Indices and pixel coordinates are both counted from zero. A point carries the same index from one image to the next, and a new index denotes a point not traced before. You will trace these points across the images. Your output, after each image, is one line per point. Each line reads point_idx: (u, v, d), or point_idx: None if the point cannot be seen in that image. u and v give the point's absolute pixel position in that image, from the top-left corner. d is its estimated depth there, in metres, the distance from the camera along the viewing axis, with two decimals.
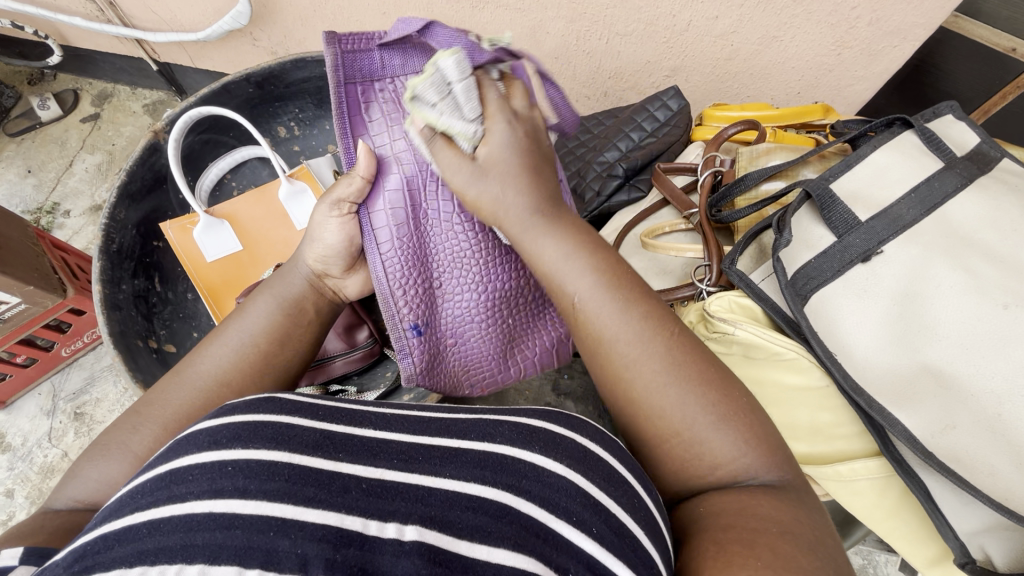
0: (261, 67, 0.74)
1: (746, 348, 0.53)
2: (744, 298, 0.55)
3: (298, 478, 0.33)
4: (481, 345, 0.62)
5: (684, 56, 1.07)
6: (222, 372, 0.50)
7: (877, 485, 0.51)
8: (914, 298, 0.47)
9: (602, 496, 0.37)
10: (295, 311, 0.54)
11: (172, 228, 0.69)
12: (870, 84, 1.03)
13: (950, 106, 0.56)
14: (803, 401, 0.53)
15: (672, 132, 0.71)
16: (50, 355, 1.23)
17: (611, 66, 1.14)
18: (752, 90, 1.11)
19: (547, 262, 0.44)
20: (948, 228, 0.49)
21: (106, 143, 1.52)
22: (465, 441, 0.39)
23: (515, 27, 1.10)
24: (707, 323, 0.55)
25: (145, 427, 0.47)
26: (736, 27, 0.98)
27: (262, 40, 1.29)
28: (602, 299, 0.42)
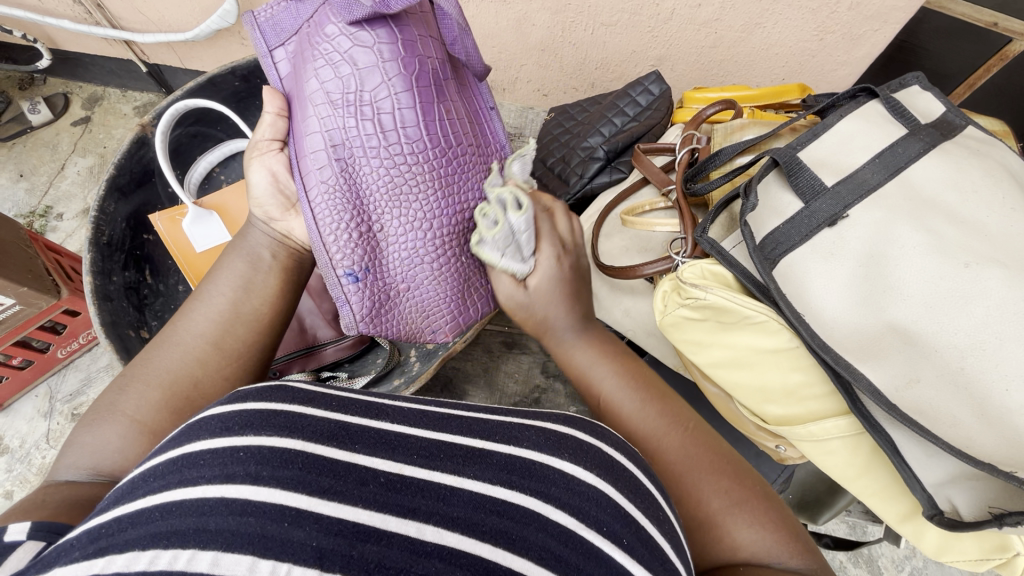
0: (247, 60, 0.75)
1: (718, 313, 0.54)
2: (716, 265, 0.55)
3: (313, 468, 0.32)
4: (437, 286, 0.58)
5: (670, 45, 1.08)
6: (197, 326, 0.54)
7: (850, 443, 0.52)
8: (879, 259, 0.48)
9: (632, 508, 0.38)
10: (256, 261, 0.59)
11: (161, 218, 0.70)
12: (853, 68, 1.05)
13: (916, 77, 0.58)
14: (776, 363, 0.54)
15: (654, 116, 0.72)
16: (47, 357, 1.24)
17: (597, 56, 1.15)
18: (737, 77, 1.13)
19: (581, 369, 0.56)
20: (911, 192, 0.50)
21: (98, 146, 1.53)
22: (491, 441, 0.39)
23: (501, 19, 1.11)
24: (680, 291, 0.56)
25: (132, 387, 0.50)
26: (719, 14, 0.99)
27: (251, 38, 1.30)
28: (625, 395, 0.52)
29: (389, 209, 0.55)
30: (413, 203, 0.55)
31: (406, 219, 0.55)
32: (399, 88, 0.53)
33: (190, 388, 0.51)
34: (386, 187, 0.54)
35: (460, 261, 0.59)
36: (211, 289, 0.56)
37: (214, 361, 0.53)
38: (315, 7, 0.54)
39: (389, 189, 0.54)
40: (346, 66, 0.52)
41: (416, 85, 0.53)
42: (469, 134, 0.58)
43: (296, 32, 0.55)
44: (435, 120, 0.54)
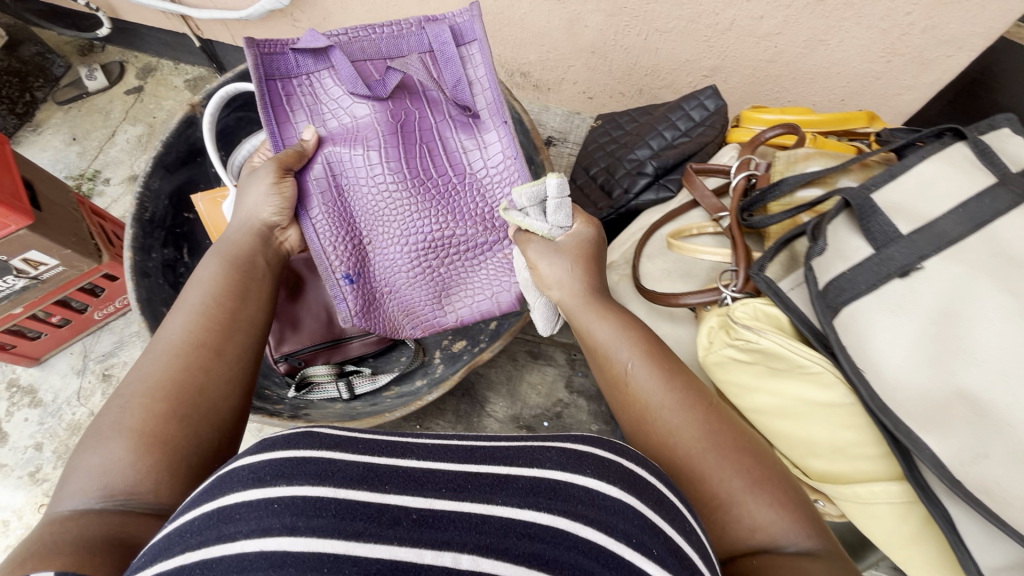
0: None
1: (770, 358, 0.53)
2: (771, 306, 0.54)
3: (346, 513, 0.33)
4: (411, 291, 0.76)
5: (725, 56, 1.05)
6: (190, 332, 0.55)
7: (898, 511, 0.51)
8: (954, 320, 0.47)
9: (659, 519, 0.37)
10: (242, 261, 0.64)
11: (203, 199, 0.73)
12: (920, 94, 1.00)
13: (1007, 118, 0.55)
14: (825, 417, 0.53)
15: (707, 133, 0.68)
16: (84, 317, 1.28)
17: (648, 63, 1.12)
18: (794, 95, 1.08)
19: (601, 341, 0.57)
20: (997, 249, 0.48)
21: (147, 116, 1.57)
22: (514, 466, 0.38)
23: (553, 19, 1.08)
24: (730, 329, 0.54)
25: (131, 404, 0.50)
26: (781, 28, 0.95)
27: (302, 21, 1.30)
28: (646, 376, 0.53)
29: (376, 227, 0.73)
30: (398, 226, 0.72)
31: (390, 238, 0.73)
32: (389, 136, 0.70)
33: (196, 394, 0.52)
34: (377, 211, 0.71)
35: (437, 272, 0.75)
36: (192, 291, 0.60)
37: (209, 362, 0.54)
38: (318, 67, 0.70)
39: (376, 213, 0.71)
40: (349, 120, 0.70)
41: (404, 135, 0.70)
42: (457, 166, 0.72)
43: (297, 80, 0.70)
44: (419, 160, 0.70)
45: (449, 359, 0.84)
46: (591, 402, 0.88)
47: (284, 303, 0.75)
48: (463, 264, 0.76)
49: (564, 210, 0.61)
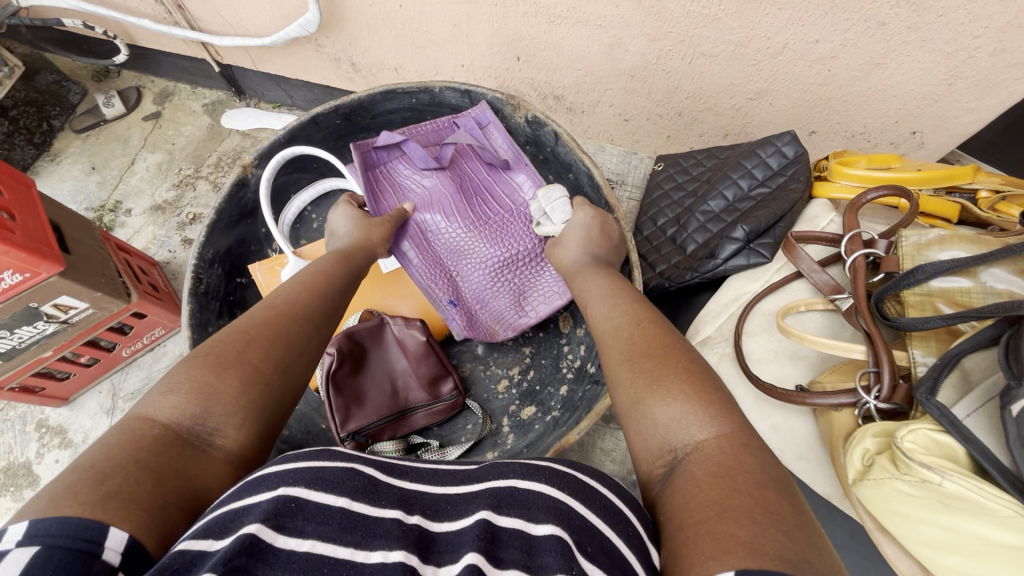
0: (349, 102, 0.85)
1: (947, 498, 0.49)
2: (943, 434, 0.52)
3: (349, 525, 0.39)
4: (498, 303, 0.85)
5: (774, 79, 1.01)
6: (294, 303, 0.63)
7: None
8: None
9: (597, 520, 0.43)
10: (349, 255, 0.74)
11: (261, 270, 0.83)
12: (981, 116, 0.95)
13: None
14: (1005, 558, 0.47)
15: (797, 187, 0.77)
16: (112, 355, 1.25)
17: (690, 86, 1.08)
18: (844, 117, 1.04)
19: (581, 295, 0.68)
20: None
21: (167, 143, 1.54)
22: (483, 482, 0.46)
23: (592, 43, 1.05)
24: (901, 463, 0.52)
25: (254, 344, 0.55)
26: (836, 52, 0.91)
27: (327, 46, 1.27)
28: (602, 313, 0.63)
29: (461, 258, 0.85)
30: (477, 253, 0.84)
31: (474, 264, 0.84)
32: (455, 189, 0.84)
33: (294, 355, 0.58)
34: (457, 248, 0.85)
35: (515, 282, 0.84)
36: (303, 273, 0.70)
37: (302, 326, 0.61)
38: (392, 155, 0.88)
39: (459, 249, 0.85)
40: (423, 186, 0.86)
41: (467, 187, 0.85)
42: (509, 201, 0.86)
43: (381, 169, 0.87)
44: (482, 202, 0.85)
45: (519, 428, 0.82)
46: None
47: (346, 376, 0.75)
48: (532, 272, 0.84)
49: (558, 207, 0.78)
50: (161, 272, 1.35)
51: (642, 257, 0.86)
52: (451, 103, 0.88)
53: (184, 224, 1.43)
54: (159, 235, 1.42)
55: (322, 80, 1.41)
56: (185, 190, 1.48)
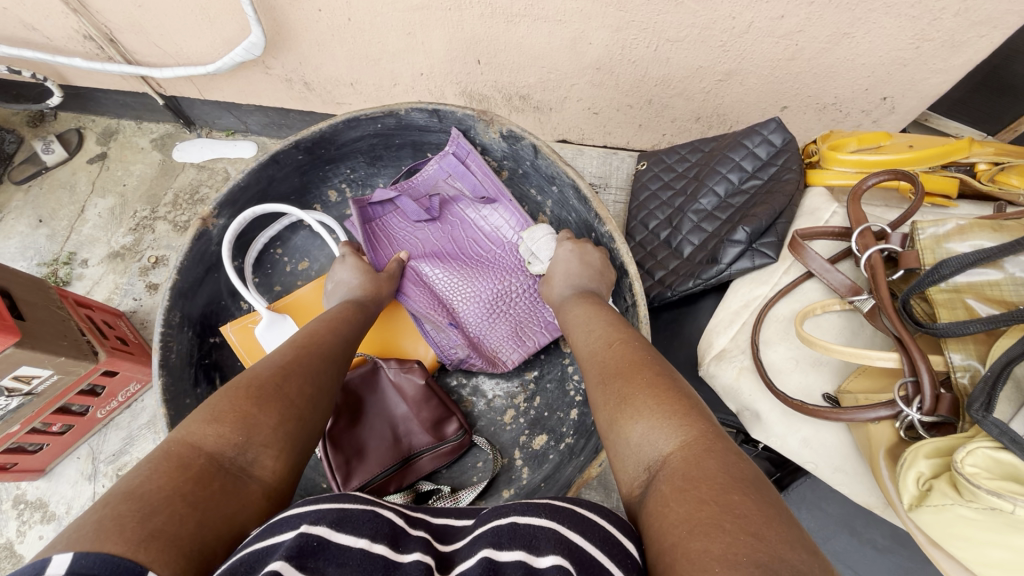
0: (310, 134, 0.81)
1: (1010, 518, 0.46)
2: (1002, 452, 0.47)
3: (369, 565, 0.37)
4: (496, 333, 0.82)
5: (742, 59, 0.99)
6: (302, 345, 0.62)
7: None
8: None
9: (598, 553, 0.39)
10: (362, 306, 0.73)
11: (234, 329, 0.78)
12: (950, 76, 0.94)
13: None
14: None
15: (791, 179, 0.75)
16: (86, 419, 1.18)
17: (659, 73, 1.05)
18: (814, 90, 1.03)
19: (564, 322, 0.68)
20: None
21: (117, 185, 1.45)
22: (483, 525, 0.43)
23: (554, 39, 1.01)
24: (960, 487, 0.48)
25: (287, 380, 0.55)
26: (802, 26, 0.89)
27: (276, 68, 1.21)
28: (580, 337, 0.63)
29: (457, 294, 0.84)
30: (472, 289, 0.83)
31: (469, 298, 0.83)
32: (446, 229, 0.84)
33: (316, 396, 0.57)
34: (453, 286, 0.84)
35: (511, 313, 0.82)
36: (321, 316, 0.70)
37: (325, 367, 0.61)
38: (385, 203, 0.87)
39: (454, 286, 0.84)
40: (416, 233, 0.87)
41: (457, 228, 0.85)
42: (498, 235, 0.85)
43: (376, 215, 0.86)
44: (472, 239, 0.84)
45: (532, 459, 0.79)
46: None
47: (344, 431, 0.72)
48: (527, 300, 0.82)
49: (543, 243, 0.78)
50: (128, 323, 1.27)
51: (640, 264, 0.84)
52: (419, 124, 0.82)
53: (146, 269, 1.36)
54: (121, 284, 1.34)
55: (275, 102, 1.34)
56: (143, 233, 1.40)
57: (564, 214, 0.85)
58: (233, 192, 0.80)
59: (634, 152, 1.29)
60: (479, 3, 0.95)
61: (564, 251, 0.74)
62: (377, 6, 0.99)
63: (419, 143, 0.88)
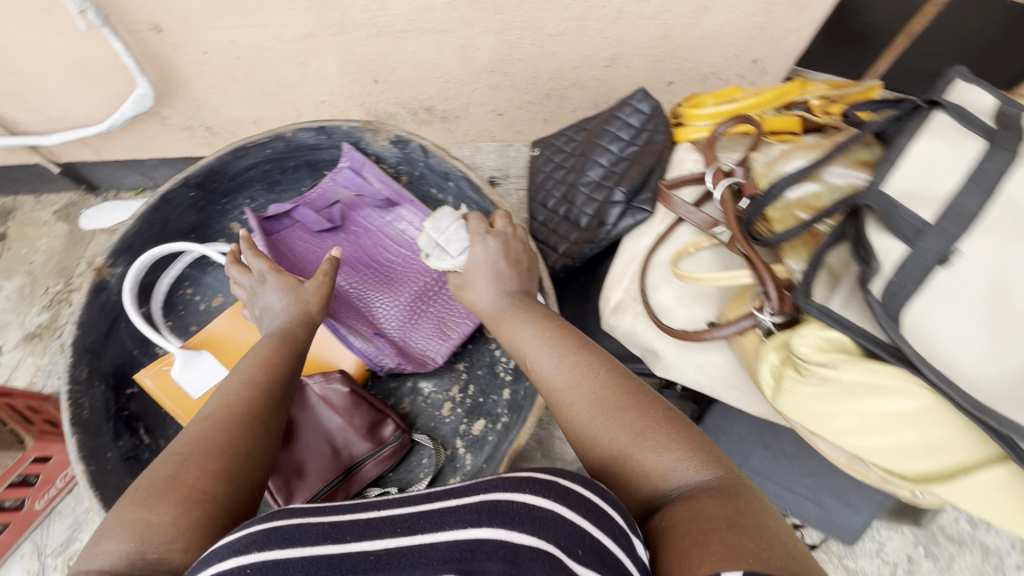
0: (197, 169, 0.82)
1: (851, 387, 0.56)
2: (828, 330, 0.58)
3: (310, 568, 0.39)
4: (421, 333, 0.84)
5: (621, 43, 1.05)
6: (220, 415, 0.57)
7: (1005, 492, 0.53)
8: (1001, 292, 0.53)
9: (582, 520, 0.43)
10: (280, 344, 0.68)
11: (149, 374, 0.80)
12: (803, 34, 1.04)
13: (963, 72, 0.64)
14: (913, 423, 0.56)
15: (656, 140, 0.82)
16: (24, 513, 1.10)
17: (550, 68, 1.11)
18: (692, 63, 1.11)
19: (515, 342, 0.65)
20: (1013, 210, 0.54)
21: (22, 264, 1.37)
22: (464, 497, 0.45)
23: (444, 50, 1.04)
24: (799, 367, 0.58)
25: (186, 460, 0.52)
26: (666, 6, 0.97)
27: (174, 117, 1.18)
28: (546, 357, 0.61)
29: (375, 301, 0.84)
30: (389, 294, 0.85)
31: (388, 302, 0.84)
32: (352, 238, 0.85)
33: (243, 458, 0.55)
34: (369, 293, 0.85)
35: (432, 311, 0.84)
36: (245, 365, 0.64)
37: (258, 429, 0.58)
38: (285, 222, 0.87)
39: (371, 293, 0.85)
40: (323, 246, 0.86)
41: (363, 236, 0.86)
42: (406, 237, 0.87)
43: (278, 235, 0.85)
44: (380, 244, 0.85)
45: (474, 444, 0.80)
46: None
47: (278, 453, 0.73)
48: (445, 295, 0.84)
49: (454, 239, 0.76)
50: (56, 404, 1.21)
51: (543, 242, 0.88)
52: (309, 144, 0.85)
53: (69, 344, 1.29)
54: (42, 365, 1.27)
55: (180, 152, 1.31)
56: (59, 309, 1.33)
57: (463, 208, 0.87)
58: (126, 241, 0.80)
59: (527, 141, 1.35)
60: (365, 24, 0.97)
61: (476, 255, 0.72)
62: (263, 40, 1.00)
63: (314, 162, 0.90)
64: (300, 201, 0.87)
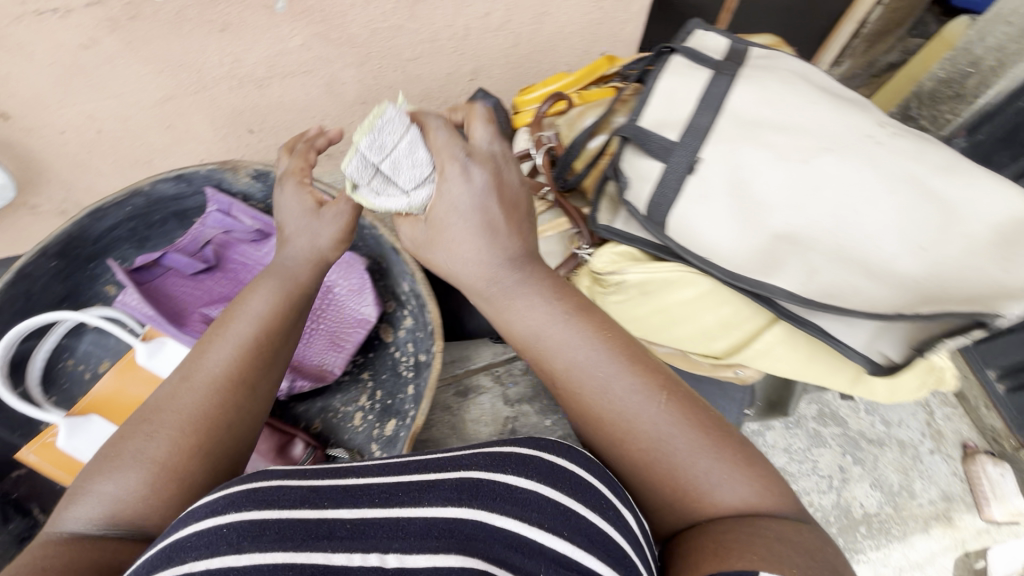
0: (55, 238, 0.79)
1: (641, 285, 0.75)
2: (621, 247, 0.76)
3: (286, 529, 0.46)
4: (313, 348, 0.85)
5: (478, 57, 1.13)
6: (195, 405, 0.59)
7: (784, 346, 0.74)
8: (743, 183, 0.72)
9: (565, 499, 0.53)
10: (256, 339, 0.64)
11: (33, 450, 0.78)
12: (635, 24, 1.17)
13: (696, 23, 0.84)
14: (705, 307, 0.75)
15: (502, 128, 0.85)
16: None
17: (418, 90, 1.16)
18: (548, 64, 1.21)
19: (529, 334, 0.63)
20: (738, 119, 0.75)
21: None
22: (443, 473, 0.54)
23: (311, 89, 1.08)
24: (603, 278, 0.76)
25: (163, 434, 0.57)
26: (508, 16, 1.06)
27: (42, 205, 1.12)
28: (602, 367, 0.61)
29: None
30: None
31: None
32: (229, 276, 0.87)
33: (224, 430, 0.59)
34: None
35: (321, 326, 0.86)
36: (241, 320, 0.64)
37: (245, 400, 0.61)
38: (158, 269, 0.89)
39: None
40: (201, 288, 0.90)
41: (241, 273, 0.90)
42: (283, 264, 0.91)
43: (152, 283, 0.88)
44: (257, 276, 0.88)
45: (388, 444, 0.82)
46: (532, 404, 1.00)
47: None
48: (332, 309, 0.87)
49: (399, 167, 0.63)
50: None
51: None
52: (170, 193, 0.85)
53: None
54: None
55: None
56: None
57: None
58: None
59: None
60: (224, 78, 1.00)
61: (454, 196, 0.60)
62: (123, 109, 0.99)
63: (181, 211, 0.91)
64: (170, 248, 0.90)
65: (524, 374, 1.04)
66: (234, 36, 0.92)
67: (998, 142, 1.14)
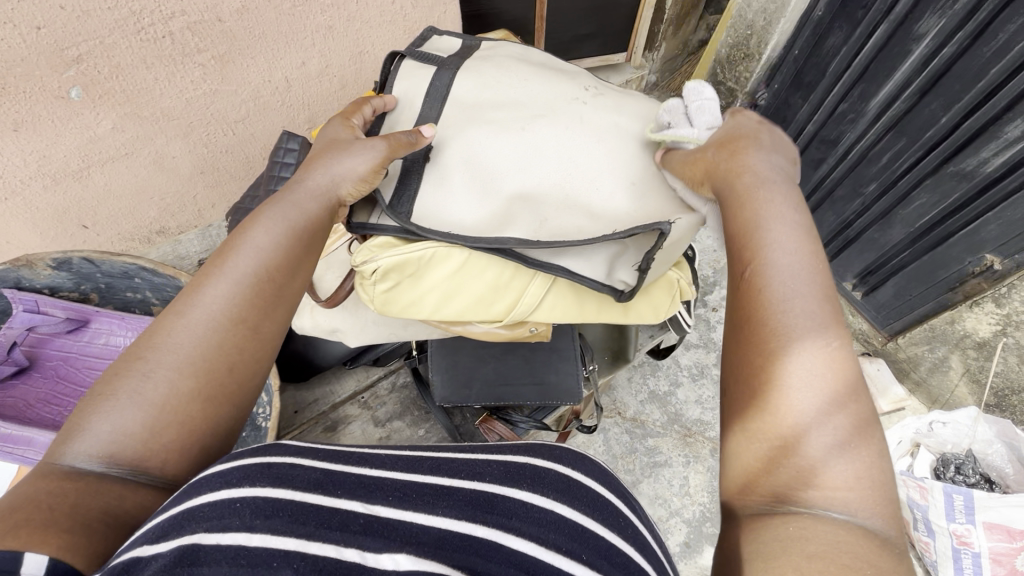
0: None
1: (398, 268, 0.69)
2: (379, 239, 0.71)
3: (300, 514, 0.37)
4: None
5: (309, 106, 1.16)
6: (194, 349, 0.47)
7: (552, 297, 0.74)
8: (472, 159, 0.70)
9: (592, 522, 0.43)
10: (257, 279, 0.51)
11: None
12: None
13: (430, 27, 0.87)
14: (470, 275, 0.71)
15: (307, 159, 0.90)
16: None
17: (257, 149, 1.16)
18: None
19: (766, 225, 0.48)
20: (460, 104, 0.75)
21: None
22: (456, 480, 0.44)
23: (138, 170, 1.04)
24: (363, 275, 0.70)
25: (157, 375, 0.45)
26: (326, 62, 1.10)
27: None
28: (800, 281, 0.45)
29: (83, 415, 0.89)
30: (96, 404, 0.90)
31: None
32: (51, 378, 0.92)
33: (225, 370, 0.48)
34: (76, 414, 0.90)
35: None
36: (242, 257, 0.51)
37: (244, 341, 0.49)
38: None
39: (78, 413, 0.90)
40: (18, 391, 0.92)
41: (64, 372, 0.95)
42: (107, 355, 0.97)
43: None
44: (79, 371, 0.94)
45: None
46: (402, 419, 1.09)
47: None
48: None
49: (709, 111, 0.62)
50: None
51: None
52: None
53: None
54: None
55: None
56: None
57: (153, 298, 0.99)
58: None
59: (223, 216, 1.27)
60: (35, 176, 0.94)
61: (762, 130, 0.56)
62: None
63: None
64: None
65: (390, 394, 1.12)
66: (31, 134, 0.89)
67: (790, 85, 1.34)
